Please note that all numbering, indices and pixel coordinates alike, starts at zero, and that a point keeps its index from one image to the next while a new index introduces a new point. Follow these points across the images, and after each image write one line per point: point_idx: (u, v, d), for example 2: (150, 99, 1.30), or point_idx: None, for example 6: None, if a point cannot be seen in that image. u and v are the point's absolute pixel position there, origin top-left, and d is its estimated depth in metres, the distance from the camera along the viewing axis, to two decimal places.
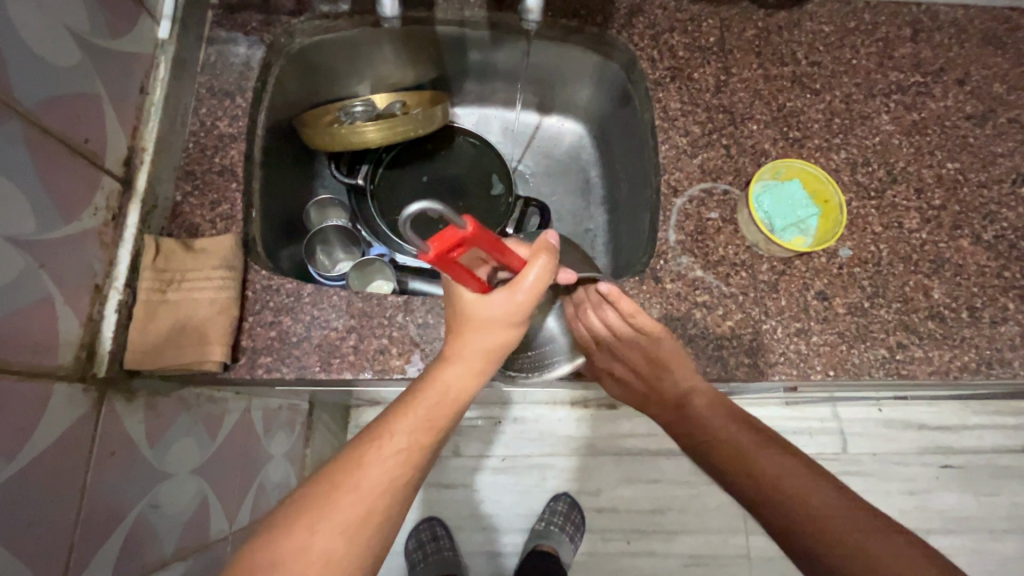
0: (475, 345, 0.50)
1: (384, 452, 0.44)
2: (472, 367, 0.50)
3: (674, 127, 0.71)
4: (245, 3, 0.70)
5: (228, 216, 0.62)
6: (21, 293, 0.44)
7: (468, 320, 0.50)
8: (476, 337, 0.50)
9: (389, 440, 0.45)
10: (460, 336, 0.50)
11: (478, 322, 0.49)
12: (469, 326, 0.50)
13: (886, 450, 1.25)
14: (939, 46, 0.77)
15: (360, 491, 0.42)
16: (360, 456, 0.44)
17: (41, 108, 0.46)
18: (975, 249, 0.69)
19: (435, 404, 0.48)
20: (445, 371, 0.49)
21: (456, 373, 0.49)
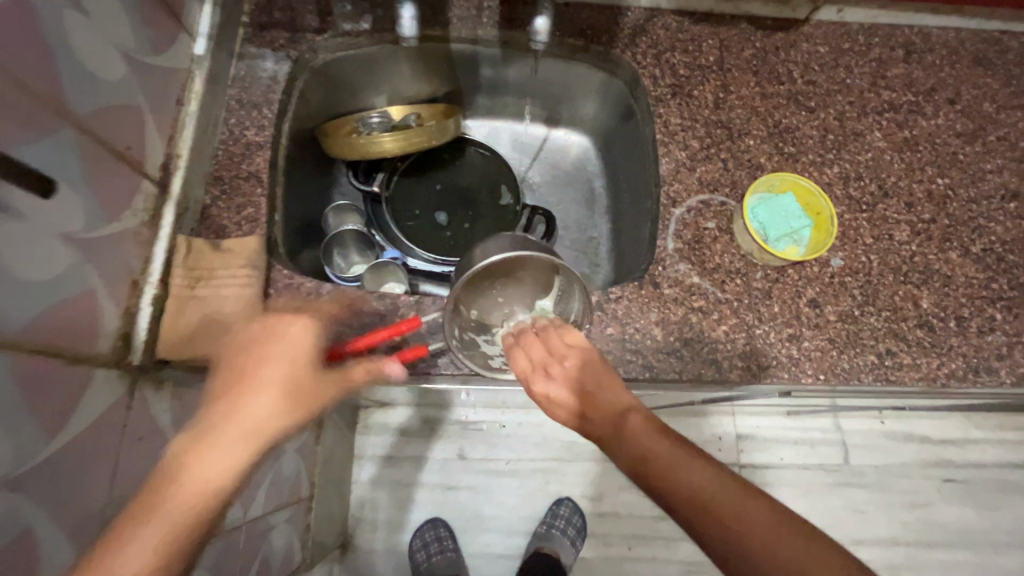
0: (263, 376, 0.49)
1: (201, 464, 0.44)
2: (258, 390, 0.48)
3: (674, 141, 0.75)
4: (274, 22, 0.75)
5: (253, 219, 0.66)
6: (73, 286, 0.48)
7: (261, 343, 0.51)
8: (273, 363, 0.50)
9: (205, 455, 0.44)
10: (250, 361, 0.50)
11: (287, 364, 0.50)
12: (254, 356, 0.50)
13: (887, 462, 1.26)
14: (931, 67, 0.80)
15: (180, 489, 0.43)
16: (178, 465, 0.44)
17: (96, 119, 0.50)
18: (963, 262, 0.72)
19: (236, 428, 0.46)
20: (246, 399, 0.48)
21: (242, 396, 0.48)
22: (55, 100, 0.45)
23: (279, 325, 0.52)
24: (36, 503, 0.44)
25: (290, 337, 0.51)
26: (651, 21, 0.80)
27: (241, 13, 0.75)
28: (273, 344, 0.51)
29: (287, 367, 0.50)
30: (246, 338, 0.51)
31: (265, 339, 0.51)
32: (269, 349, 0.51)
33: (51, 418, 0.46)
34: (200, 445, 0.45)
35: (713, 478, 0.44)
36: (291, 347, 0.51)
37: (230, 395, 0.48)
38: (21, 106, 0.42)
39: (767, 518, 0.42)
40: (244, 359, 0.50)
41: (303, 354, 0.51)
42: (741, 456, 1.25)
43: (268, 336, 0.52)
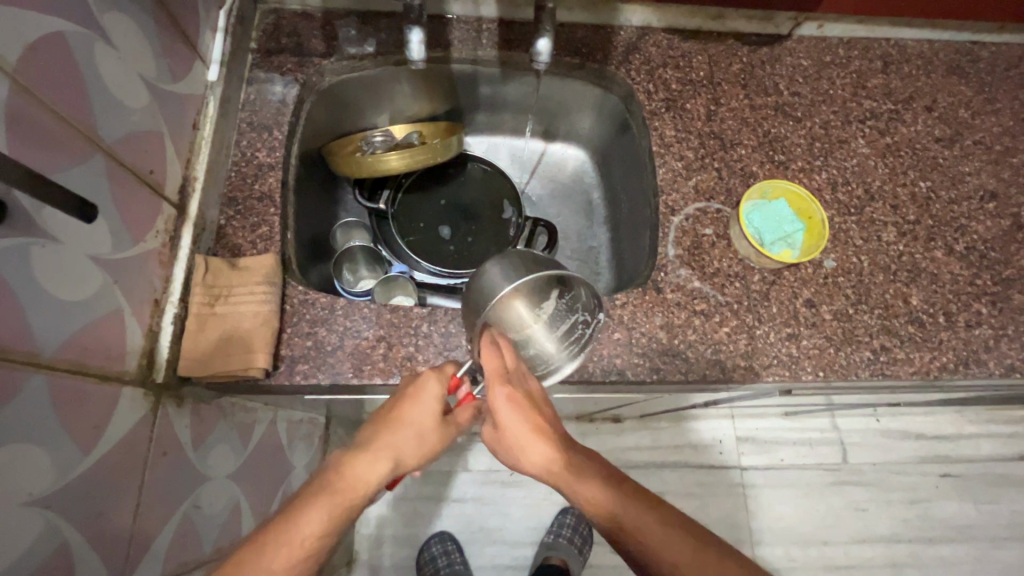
0: (391, 445, 0.54)
1: (303, 523, 0.47)
2: (371, 457, 0.52)
3: (670, 152, 0.78)
4: (282, 47, 0.78)
5: (267, 237, 0.68)
6: (100, 306, 0.50)
7: (399, 403, 0.55)
8: (404, 431, 0.54)
9: (308, 514, 0.48)
10: (384, 427, 0.54)
11: (415, 433, 0.55)
12: (392, 421, 0.54)
13: (885, 459, 1.29)
14: (908, 76, 0.85)
15: (288, 549, 0.46)
16: (288, 521, 0.47)
17: (119, 145, 0.52)
18: (948, 260, 0.75)
19: (343, 490, 0.50)
20: (359, 461, 0.52)
21: (356, 461, 0.52)
22: (84, 128, 0.48)
23: (427, 388, 0.56)
24: (69, 519, 0.46)
25: (426, 399, 0.55)
26: (643, 39, 0.84)
27: (250, 40, 0.78)
28: (413, 409, 0.55)
29: (413, 435, 0.54)
30: (396, 402, 0.55)
31: (402, 401, 0.55)
32: (407, 410, 0.55)
33: (82, 436, 0.47)
34: (298, 507, 0.48)
35: (619, 497, 0.51)
36: (422, 417, 0.55)
37: (346, 454, 0.53)
38: (52, 135, 0.44)
39: (677, 540, 0.48)
40: (384, 421, 0.55)
41: (429, 422, 0.55)
42: (743, 458, 1.28)
43: (406, 398, 0.55)
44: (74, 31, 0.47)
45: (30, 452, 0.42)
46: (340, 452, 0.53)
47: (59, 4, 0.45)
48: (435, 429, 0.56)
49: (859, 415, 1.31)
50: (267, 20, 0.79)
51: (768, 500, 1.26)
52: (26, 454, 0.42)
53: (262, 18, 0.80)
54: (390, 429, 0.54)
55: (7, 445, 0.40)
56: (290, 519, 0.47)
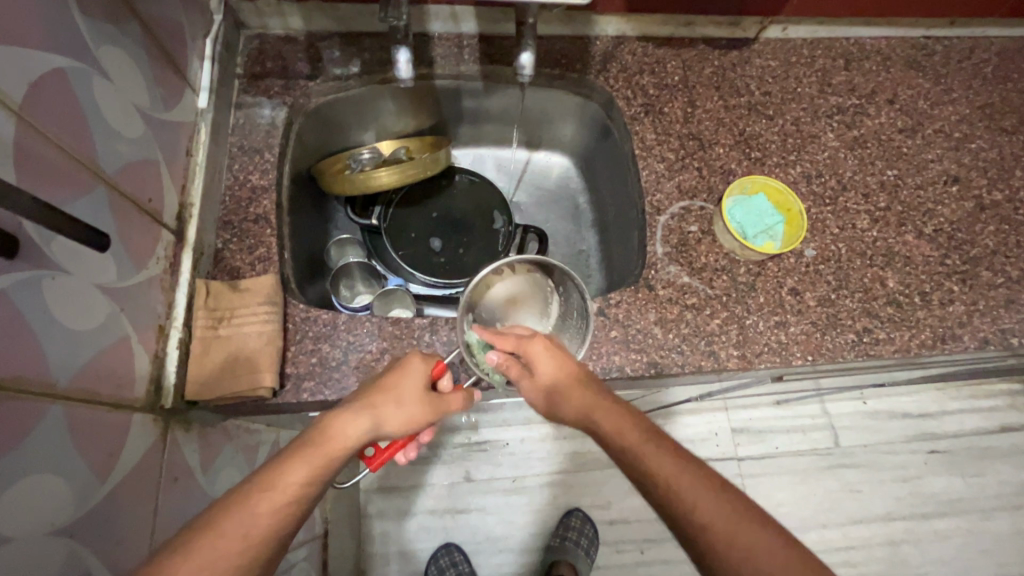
0: (378, 410, 0.52)
1: (286, 473, 0.44)
2: (358, 416, 0.51)
3: (652, 155, 0.81)
4: (268, 72, 0.80)
5: (265, 258, 0.69)
6: (108, 333, 0.51)
7: (386, 378, 0.56)
8: (391, 401, 0.54)
9: (293, 463, 0.45)
10: (371, 395, 0.53)
11: (401, 403, 0.54)
12: (379, 391, 0.54)
13: (875, 439, 1.33)
14: (869, 72, 0.90)
15: (269, 495, 0.42)
16: (273, 470, 0.44)
17: (119, 175, 0.53)
18: (920, 242, 0.79)
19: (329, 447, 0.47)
20: (347, 421, 0.50)
21: (342, 420, 0.50)
22: (86, 160, 0.49)
23: (414, 366, 0.57)
24: (89, 549, 0.46)
25: (414, 375, 0.56)
26: (619, 48, 0.87)
27: (235, 66, 0.79)
28: (400, 382, 0.55)
29: (402, 403, 0.54)
30: (386, 374, 0.56)
31: (391, 374, 0.56)
32: (402, 380, 0.56)
33: (98, 464, 0.47)
34: (284, 462, 0.45)
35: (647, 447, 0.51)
36: (409, 389, 0.55)
37: (335, 414, 0.50)
38: (58, 169, 0.45)
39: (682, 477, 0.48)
40: (372, 391, 0.54)
41: (416, 395, 0.55)
42: (739, 449, 1.31)
43: (395, 373, 0.56)
44: (73, 67, 0.48)
45: (50, 481, 0.42)
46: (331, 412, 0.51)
47: (59, 42, 0.46)
48: (421, 402, 0.55)
49: (846, 399, 1.35)
50: (251, 46, 0.81)
51: (765, 488, 1.29)
52: (47, 483, 0.42)
53: (246, 44, 0.81)
54: (385, 395, 0.54)
55: (30, 476, 0.40)
56: (279, 470, 0.44)
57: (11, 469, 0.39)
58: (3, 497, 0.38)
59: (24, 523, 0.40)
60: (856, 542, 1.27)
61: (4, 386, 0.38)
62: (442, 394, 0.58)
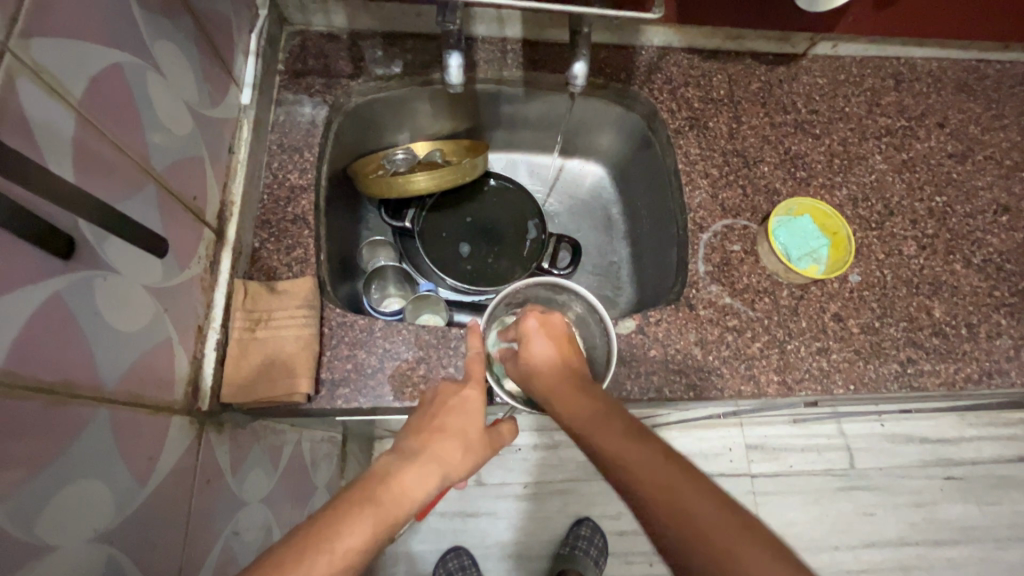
0: (433, 452, 0.52)
1: (347, 532, 0.42)
2: (417, 464, 0.50)
3: (695, 170, 0.80)
4: (309, 69, 0.79)
5: (303, 260, 0.68)
6: (153, 334, 0.50)
7: (437, 415, 0.56)
8: (445, 439, 0.53)
9: (354, 518, 0.43)
10: (425, 436, 0.53)
11: (457, 439, 0.54)
12: (430, 430, 0.54)
13: (891, 462, 1.31)
14: (919, 94, 0.87)
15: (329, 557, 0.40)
16: (334, 524, 0.42)
17: (168, 172, 0.52)
18: (968, 272, 0.77)
19: (389, 502, 0.46)
20: (405, 469, 0.49)
21: (400, 468, 0.49)
22: (139, 158, 0.48)
23: (467, 400, 0.58)
24: (128, 555, 0.45)
25: (469, 411, 0.57)
26: (664, 59, 0.86)
27: (277, 62, 0.78)
28: (451, 418, 0.55)
29: (459, 445, 0.53)
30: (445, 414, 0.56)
31: (440, 412, 0.56)
32: (457, 422, 0.55)
33: (138, 469, 0.46)
34: (342, 518, 0.43)
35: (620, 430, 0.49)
36: (463, 426, 0.55)
37: (393, 462, 0.49)
38: (113, 168, 0.44)
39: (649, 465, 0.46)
40: (422, 429, 0.54)
41: (473, 430, 0.55)
42: (752, 466, 1.29)
43: (445, 410, 0.56)
44: (130, 63, 0.47)
45: (95, 487, 0.41)
46: (389, 458, 0.50)
47: (119, 38, 0.45)
48: (478, 439, 0.55)
49: (865, 421, 1.32)
50: (294, 42, 0.80)
51: (779, 507, 1.27)
52: (91, 490, 0.41)
53: (288, 39, 0.80)
54: (439, 435, 0.53)
55: (75, 482, 0.40)
56: (338, 526, 0.42)
57: (60, 476, 0.38)
58: (52, 505, 0.37)
59: (67, 531, 0.39)
60: (869, 566, 1.25)
61: (55, 391, 0.38)
62: (496, 426, 0.59)
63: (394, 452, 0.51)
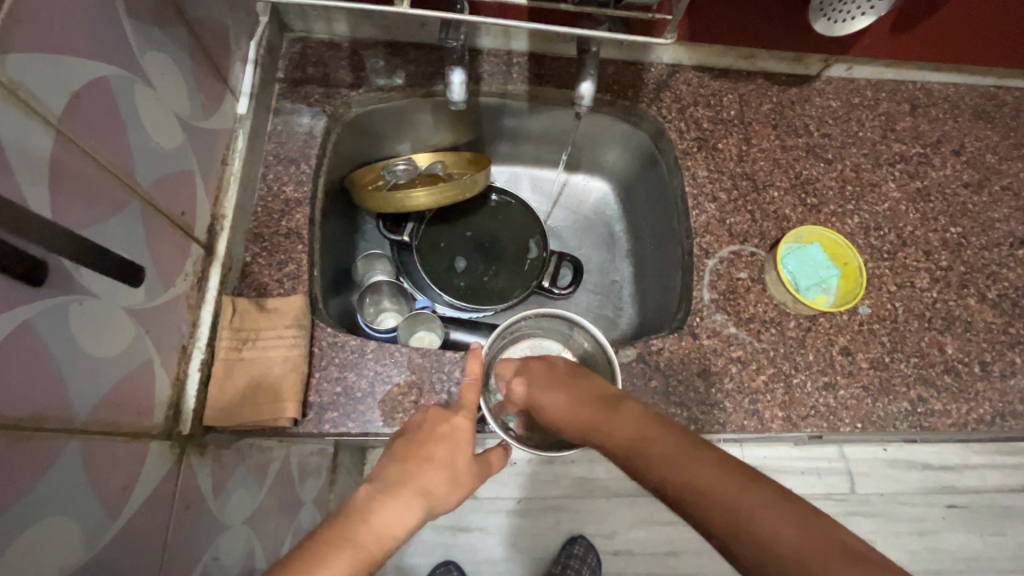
0: (416, 483, 0.48)
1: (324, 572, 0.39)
2: (400, 500, 0.46)
3: (703, 193, 0.77)
4: (309, 78, 0.77)
5: (295, 276, 0.66)
6: (132, 359, 0.48)
7: (425, 443, 0.52)
8: (430, 470, 0.50)
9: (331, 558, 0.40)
10: (410, 466, 0.49)
11: (444, 471, 0.50)
12: (414, 459, 0.50)
13: (894, 489, 1.27)
14: (936, 120, 0.85)
15: None
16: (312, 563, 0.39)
17: (153, 187, 0.50)
18: (982, 308, 0.75)
19: (369, 542, 0.42)
20: (389, 507, 0.45)
21: (381, 504, 0.45)
22: (121, 172, 0.46)
23: (458, 428, 0.54)
24: None
25: (458, 441, 0.53)
26: (674, 77, 0.84)
27: (276, 69, 0.76)
28: (437, 448, 0.52)
29: (445, 477, 0.50)
30: (430, 442, 0.52)
31: (427, 438, 0.52)
32: (443, 451, 0.51)
33: (110, 500, 0.44)
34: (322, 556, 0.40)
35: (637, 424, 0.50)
36: (451, 457, 0.51)
37: (373, 495, 0.46)
38: (93, 184, 0.42)
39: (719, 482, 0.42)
40: (408, 458, 0.50)
41: (461, 462, 0.52)
42: None
43: (433, 437, 0.52)
44: (116, 74, 0.44)
45: (61, 524, 0.39)
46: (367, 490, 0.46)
47: (105, 48, 0.43)
48: (466, 472, 0.52)
49: (868, 447, 1.29)
50: (294, 49, 0.78)
51: None
52: (57, 527, 0.39)
53: (289, 47, 0.78)
54: (423, 467, 0.50)
55: (42, 520, 0.37)
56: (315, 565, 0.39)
57: (24, 515, 0.36)
58: (15, 548, 0.35)
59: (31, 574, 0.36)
60: None
61: (21, 426, 0.35)
62: (486, 454, 0.56)
63: (373, 482, 0.48)
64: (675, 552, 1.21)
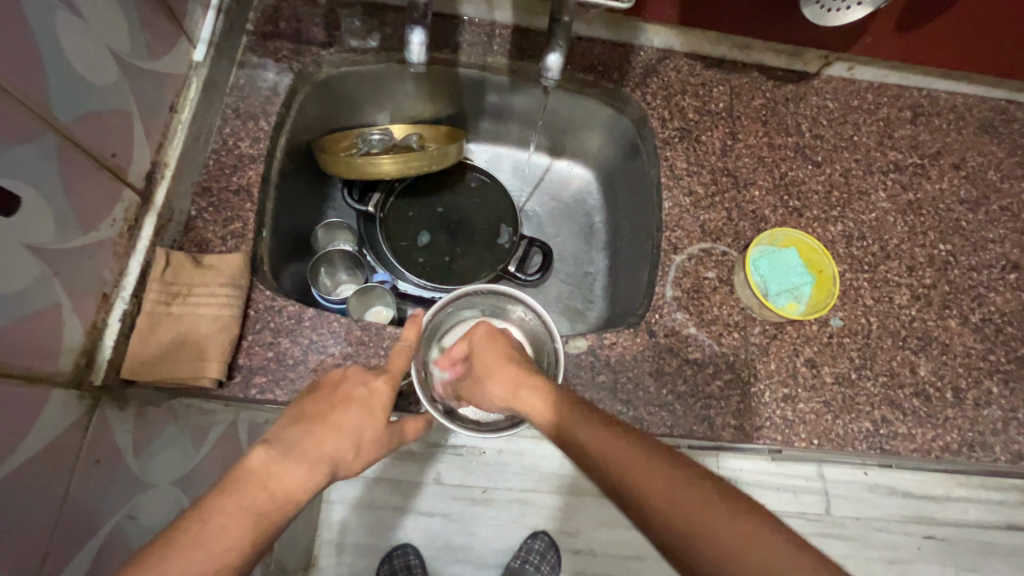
0: (320, 449, 0.45)
1: (212, 529, 0.37)
2: (305, 464, 0.44)
3: (679, 186, 0.74)
4: (279, 32, 0.73)
5: (239, 235, 0.64)
6: (35, 299, 0.46)
7: (332, 407, 0.49)
8: (335, 437, 0.47)
9: (219, 514, 0.38)
10: (313, 431, 0.46)
11: (350, 438, 0.48)
12: (320, 422, 0.47)
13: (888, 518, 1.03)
14: (937, 130, 0.80)
15: None
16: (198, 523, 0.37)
17: (74, 123, 0.48)
18: (963, 331, 0.71)
19: (255, 510, 0.40)
20: (288, 474, 0.43)
21: (282, 466, 0.43)
22: (32, 102, 0.43)
23: (374, 393, 0.51)
24: None
25: (369, 407, 0.50)
26: (663, 63, 0.79)
27: (245, 20, 0.73)
28: (346, 413, 0.49)
29: (353, 452, 0.48)
30: (337, 407, 0.49)
31: (336, 402, 0.49)
32: (351, 419, 0.48)
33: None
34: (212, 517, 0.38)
35: (630, 450, 0.42)
36: (358, 424, 0.49)
37: (270, 459, 0.43)
38: None
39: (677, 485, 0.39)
40: (311, 421, 0.47)
41: (369, 430, 0.49)
42: None
43: (341, 402, 0.49)
44: None
45: None
46: (255, 457, 0.43)
47: None
48: (372, 443, 0.50)
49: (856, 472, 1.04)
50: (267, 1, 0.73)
51: None
52: None
53: None
54: (326, 433, 0.47)
55: None
56: (204, 521, 0.37)
57: None
58: None
59: None
60: None
61: None
62: (401, 423, 0.54)
63: (274, 444, 0.44)
64: (641, 556, 0.99)
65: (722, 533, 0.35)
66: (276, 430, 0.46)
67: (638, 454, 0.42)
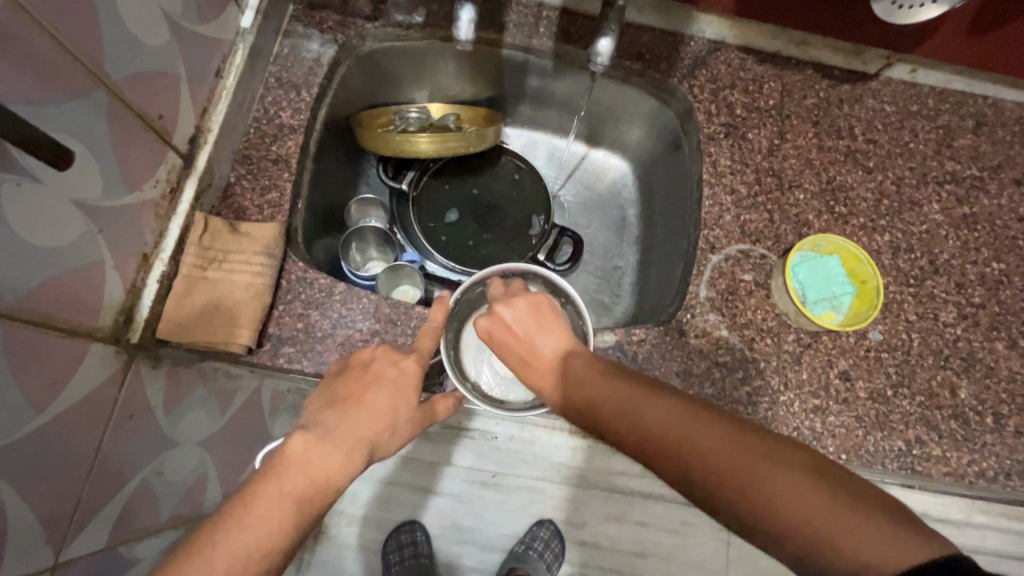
0: (356, 432, 0.46)
1: (248, 509, 0.39)
2: (342, 453, 0.44)
3: (721, 184, 0.71)
4: (326, 2, 0.72)
5: (275, 205, 0.65)
6: (80, 254, 0.47)
7: (367, 389, 0.49)
8: (367, 421, 0.47)
9: (257, 495, 0.39)
10: (347, 416, 0.47)
11: (385, 420, 0.48)
12: (354, 405, 0.47)
13: (999, 548, 0.83)
14: (1001, 142, 0.76)
15: None
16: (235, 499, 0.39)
17: (124, 83, 0.49)
18: (1009, 354, 0.67)
19: (285, 482, 0.40)
20: (317, 451, 0.43)
21: (319, 451, 0.43)
22: (87, 59, 0.44)
23: (405, 373, 0.50)
24: (18, 490, 0.41)
25: (402, 388, 0.50)
26: (715, 54, 0.76)
27: None
28: (379, 396, 0.48)
29: (385, 434, 0.48)
30: (371, 390, 0.48)
31: (368, 383, 0.49)
32: (382, 399, 0.48)
33: (40, 391, 0.43)
34: (249, 496, 0.40)
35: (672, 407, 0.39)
36: (393, 404, 0.48)
37: (303, 441, 0.43)
38: (46, 64, 0.40)
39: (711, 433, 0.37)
40: (346, 404, 0.47)
41: (405, 411, 0.49)
42: None
43: (372, 383, 0.49)
44: None
45: None
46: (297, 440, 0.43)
47: None
48: (404, 424, 0.49)
49: (949, 496, 0.82)
50: None
51: None
52: None
53: None
54: (363, 416, 0.47)
55: None
56: None
57: None
58: None
59: None
60: None
61: None
62: (432, 402, 0.54)
63: (311, 429, 0.45)
64: (645, 553, 0.96)
65: (791, 494, 0.33)
66: (314, 413, 0.47)
67: (689, 412, 0.38)
